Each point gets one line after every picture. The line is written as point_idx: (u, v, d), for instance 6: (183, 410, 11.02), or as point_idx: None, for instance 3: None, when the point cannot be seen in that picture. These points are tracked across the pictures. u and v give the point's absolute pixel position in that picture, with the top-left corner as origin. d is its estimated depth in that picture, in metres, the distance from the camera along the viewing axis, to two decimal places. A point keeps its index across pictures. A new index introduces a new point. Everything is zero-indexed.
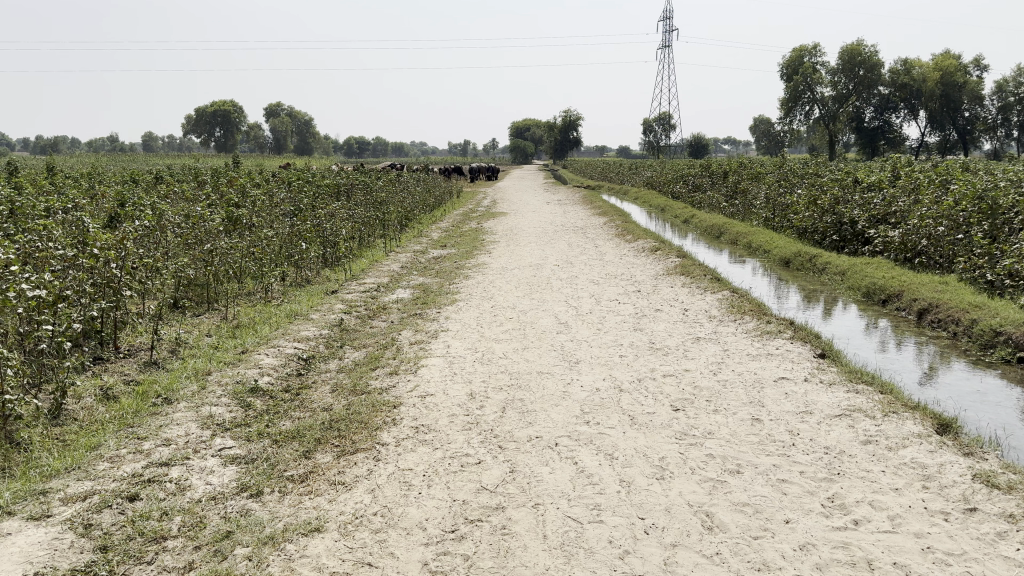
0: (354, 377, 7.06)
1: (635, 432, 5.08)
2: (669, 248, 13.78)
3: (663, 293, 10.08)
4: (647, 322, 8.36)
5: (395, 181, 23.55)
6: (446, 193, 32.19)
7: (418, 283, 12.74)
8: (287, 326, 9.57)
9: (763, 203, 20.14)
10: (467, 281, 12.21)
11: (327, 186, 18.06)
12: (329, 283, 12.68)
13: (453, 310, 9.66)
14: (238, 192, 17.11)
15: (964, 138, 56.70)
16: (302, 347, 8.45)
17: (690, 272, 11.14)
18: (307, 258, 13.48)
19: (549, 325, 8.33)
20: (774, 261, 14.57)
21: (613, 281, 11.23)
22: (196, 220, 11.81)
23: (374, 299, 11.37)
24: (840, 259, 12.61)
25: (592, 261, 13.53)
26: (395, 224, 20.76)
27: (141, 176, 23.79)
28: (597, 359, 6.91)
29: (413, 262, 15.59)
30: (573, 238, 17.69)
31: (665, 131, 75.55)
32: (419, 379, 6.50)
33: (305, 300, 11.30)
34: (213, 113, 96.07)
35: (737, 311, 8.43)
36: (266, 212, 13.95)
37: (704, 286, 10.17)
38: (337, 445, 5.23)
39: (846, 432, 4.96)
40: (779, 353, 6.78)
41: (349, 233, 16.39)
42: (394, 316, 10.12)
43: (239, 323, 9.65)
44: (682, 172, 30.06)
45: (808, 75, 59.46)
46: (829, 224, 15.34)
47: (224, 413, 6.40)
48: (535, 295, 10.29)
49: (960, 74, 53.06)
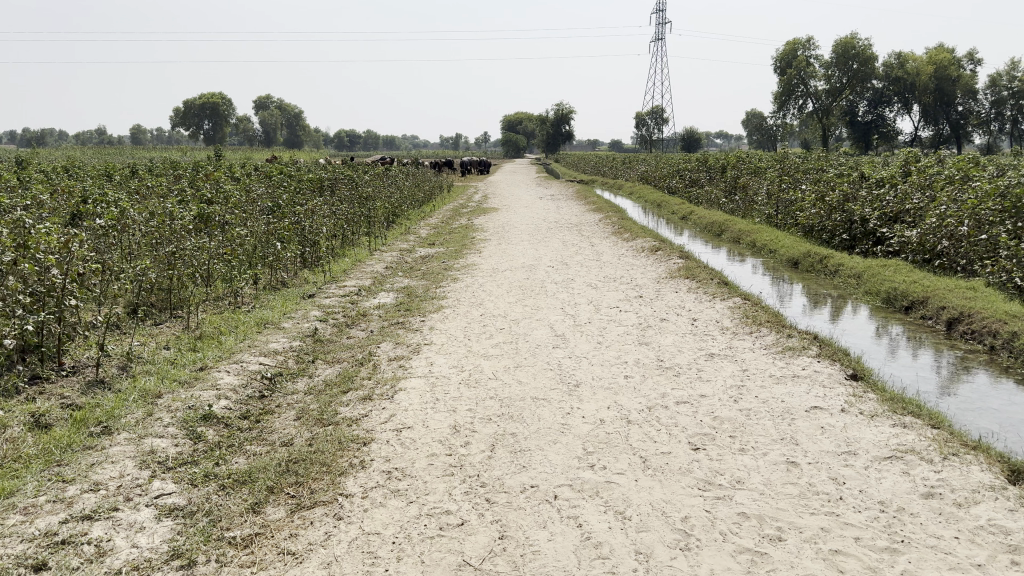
0: (322, 401, 6.20)
1: (649, 481, 4.25)
2: (671, 247, 12.95)
3: (667, 299, 9.25)
4: (653, 335, 7.52)
5: (382, 176, 22.65)
6: (436, 188, 31.31)
7: (402, 285, 11.88)
8: (255, 338, 8.68)
9: (765, 198, 19.32)
10: (454, 285, 11.35)
11: (309, 181, 17.13)
12: (307, 286, 11.81)
13: (438, 319, 8.80)
14: (214, 186, 16.19)
15: (958, 133, 56.15)
16: (268, 363, 7.58)
17: (696, 275, 10.31)
18: (284, 260, 12.60)
19: (544, 339, 7.50)
20: (780, 261, 13.76)
21: (613, 285, 10.39)
22: (160, 218, 10.91)
23: (354, 304, 10.50)
24: (853, 261, 11.80)
25: (590, 262, 12.69)
26: (381, 221, 19.88)
27: (117, 170, 22.75)
28: (598, 381, 6.07)
29: (399, 262, 14.70)
30: (567, 236, 16.85)
31: (659, 125, 75.12)
32: (396, 407, 5.64)
33: (279, 305, 10.42)
34: (202, 106, 94.61)
35: (752, 321, 7.60)
36: (241, 210, 13.04)
37: (712, 291, 9.34)
38: (292, 496, 4.37)
39: (901, 482, 4.15)
40: (806, 375, 5.96)
41: (331, 231, 15.49)
42: (375, 324, 9.25)
43: (201, 334, 8.77)
44: (678, 166, 29.27)
45: (802, 69, 58.78)
46: (837, 222, 14.55)
47: (169, 447, 5.54)
48: (528, 301, 9.45)
49: (955, 68, 52.51)
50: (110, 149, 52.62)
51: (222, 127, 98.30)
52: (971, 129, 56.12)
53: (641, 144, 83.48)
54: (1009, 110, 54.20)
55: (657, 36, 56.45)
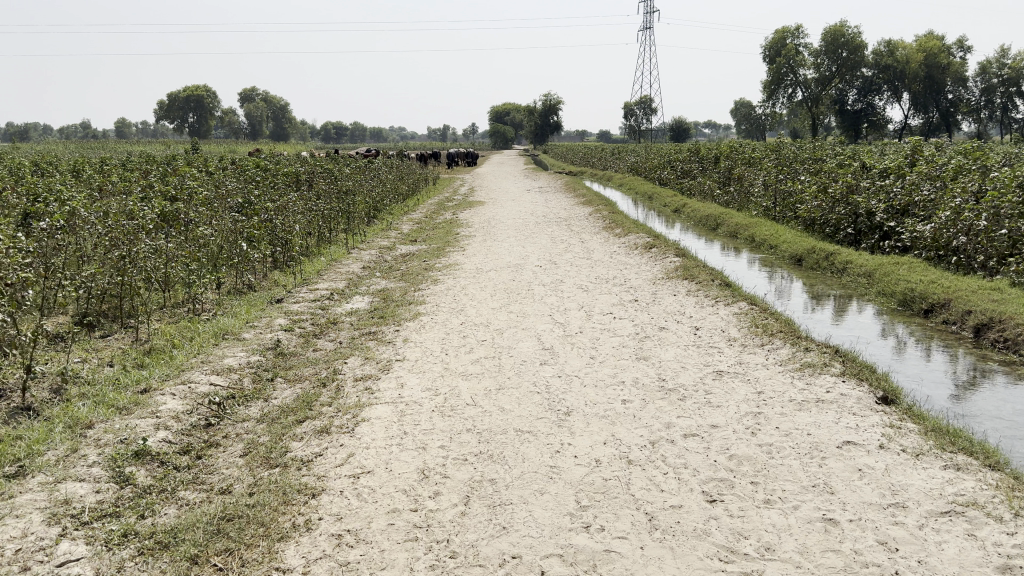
0: (274, 434, 5.37)
1: (658, 549, 3.44)
2: (666, 244, 12.14)
3: (666, 304, 8.46)
4: (652, 347, 6.73)
5: (364, 169, 21.77)
6: (421, 181, 30.41)
7: (379, 288, 11.05)
8: (210, 352, 7.81)
9: (761, 190, 18.56)
10: (434, 287, 10.51)
11: (283, 175, 16.20)
12: (276, 289, 10.96)
13: (414, 328, 7.97)
14: (182, 181, 15.27)
15: (948, 120, 55.66)
16: (219, 383, 6.72)
17: (695, 276, 9.53)
18: (252, 261, 11.72)
19: (530, 354, 6.68)
20: (782, 257, 12.98)
21: (605, 288, 9.57)
22: (112, 218, 10.05)
23: (324, 310, 9.64)
24: (862, 257, 11.03)
25: (580, 260, 11.88)
26: (362, 216, 19.00)
27: (85, 164, 21.68)
28: (592, 407, 5.26)
29: (378, 262, 13.83)
30: (556, 231, 16.04)
31: (647, 115, 74.31)
32: (356, 442, 4.82)
33: (242, 313, 9.55)
34: (185, 98, 92.92)
35: (763, 330, 6.83)
36: (205, 206, 12.14)
37: (715, 294, 8.55)
38: (219, 570, 3.54)
39: (969, 549, 3.37)
40: (832, 401, 5.18)
41: (306, 228, 14.59)
42: (345, 334, 8.40)
43: (151, 348, 7.90)
44: (669, 156, 28.50)
45: (790, 58, 58.06)
46: (839, 215, 13.81)
47: (89, 495, 4.63)
48: (514, 307, 8.64)
49: (944, 56, 52.01)
50: (89, 143, 51.34)
51: (206, 120, 96.66)
52: (960, 117, 55.66)
53: (629, 134, 82.69)
54: (998, 97, 53.72)
55: (646, 24, 55.63)
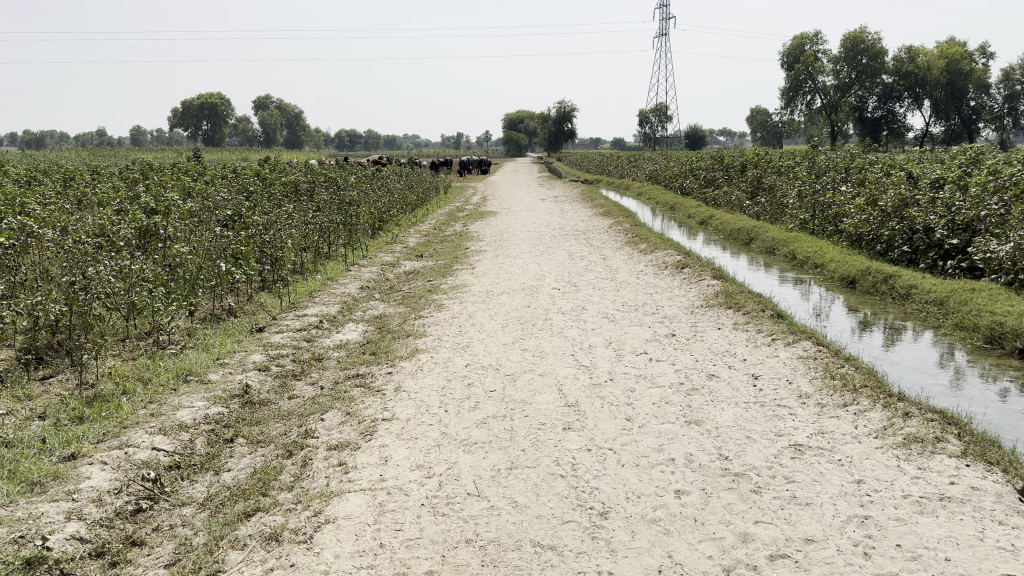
0: (213, 533, 4.04)
1: None
2: (700, 263, 10.77)
3: (711, 340, 7.10)
4: (704, 405, 5.37)
5: (371, 178, 20.58)
6: (431, 190, 29.11)
7: (376, 314, 9.76)
8: (165, 402, 6.50)
9: (796, 202, 17.14)
10: (438, 314, 9.20)
11: (280, 185, 14.98)
12: (259, 316, 9.70)
13: (410, 371, 6.65)
14: (168, 192, 14.07)
15: (970, 129, 54.01)
16: (163, 447, 5.41)
17: (741, 304, 8.18)
18: (234, 282, 10.47)
19: (550, 411, 5.33)
20: (829, 279, 11.58)
21: (636, 318, 8.22)
22: (73, 236, 8.86)
23: (310, 343, 8.34)
24: (928, 282, 9.63)
25: (603, 282, 10.54)
26: (367, 228, 17.74)
27: (79, 172, 20.54)
28: (637, 505, 3.89)
29: (378, 281, 12.53)
30: (574, 246, 14.70)
31: (661, 122, 72.95)
32: (315, 561, 3.50)
33: (214, 347, 8.28)
34: (199, 106, 92.31)
35: (842, 386, 5.46)
36: (187, 222, 10.90)
37: (769, 329, 7.18)
38: None
39: None
40: (963, 501, 3.82)
41: (302, 244, 13.33)
42: (329, 376, 7.10)
43: (96, 395, 6.60)
44: (690, 165, 27.18)
45: (809, 65, 56.46)
46: (889, 230, 12.39)
47: None
48: (531, 344, 7.30)
49: (967, 63, 50.34)
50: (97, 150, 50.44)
51: (219, 128, 96.01)
52: (983, 125, 53.80)
53: (645, 142, 81.18)
54: None
55: (662, 30, 54.36)
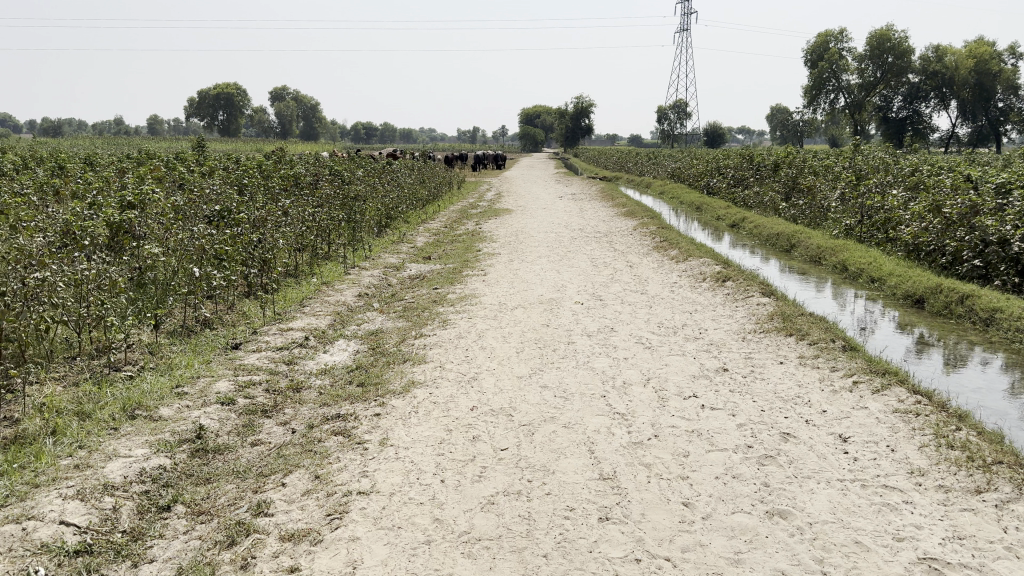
0: None
1: None
2: (745, 276, 9.42)
3: (777, 381, 5.77)
4: (786, 484, 4.04)
5: (381, 172, 19.33)
6: (444, 185, 27.80)
7: (372, 329, 8.48)
8: (100, 447, 5.23)
9: (839, 206, 15.73)
10: (444, 332, 7.89)
11: (279, 177, 13.72)
12: (237, 330, 8.43)
13: (404, 415, 5.35)
14: (155, 183, 12.85)
15: (997, 130, 51.86)
16: (73, 522, 4.12)
17: (804, 332, 6.83)
18: (214, 288, 9.22)
19: (580, 487, 4.01)
20: (890, 296, 10.18)
21: (679, 346, 6.88)
22: (23, 234, 7.63)
23: (291, 366, 7.06)
24: (1016, 305, 8.22)
25: (636, 296, 9.21)
26: (372, 226, 16.50)
27: (72, 159, 19.36)
28: None
29: (379, 287, 11.25)
30: (597, 250, 13.38)
31: (681, 119, 71.38)
32: None
33: (177, 370, 7.01)
34: (216, 95, 91.16)
35: (967, 465, 4.12)
36: (164, 217, 9.64)
37: (847, 370, 5.83)
38: None
39: None
40: None
41: (297, 244, 12.06)
42: (307, 414, 5.82)
43: (15, 437, 5.32)
44: (717, 162, 25.74)
45: (834, 62, 54.49)
46: (953, 242, 10.96)
47: None
48: (555, 378, 5.99)
49: (996, 63, 48.00)
50: (111, 138, 49.72)
51: (234, 118, 94.99)
52: (1010, 128, 51.64)
53: (663, 138, 79.59)
54: None
55: (683, 25, 52.68)
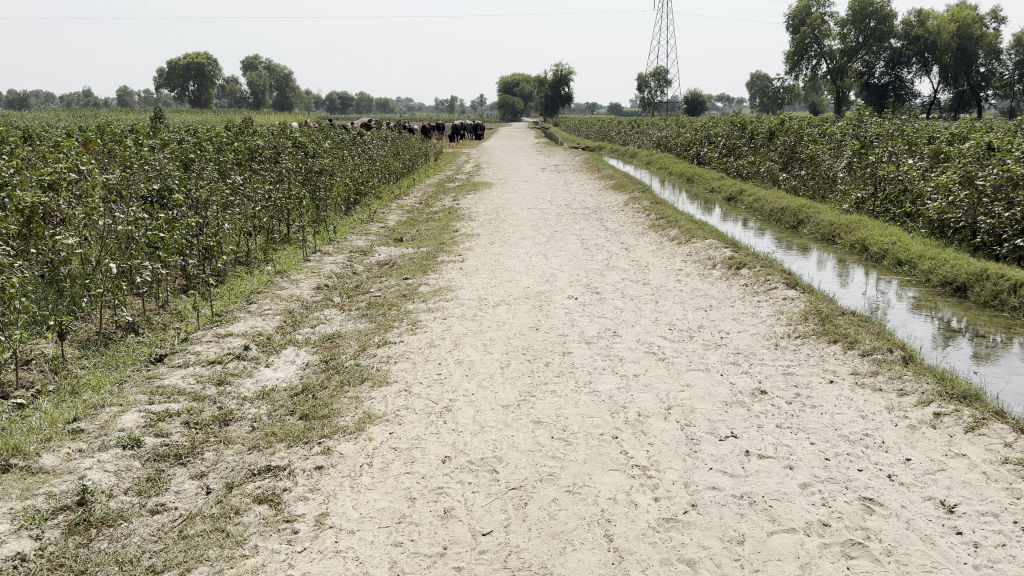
0: None
1: None
2: (762, 263, 8.16)
3: (834, 411, 4.51)
4: None
5: (350, 143, 17.83)
6: (419, 156, 26.27)
7: (329, 332, 7.14)
8: None
9: (846, 177, 14.50)
10: (413, 339, 6.57)
11: (231, 150, 12.18)
12: (166, 336, 7.06)
13: (353, 471, 4.03)
14: (85, 156, 11.29)
15: (979, 96, 50.75)
16: None
17: (852, 339, 5.59)
18: (141, 283, 7.80)
19: None
20: (924, 282, 8.98)
21: (700, 358, 5.61)
22: None
23: (223, 389, 5.72)
24: None
25: (639, 287, 7.91)
26: (339, 203, 15.05)
27: (9, 131, 17.49)
28: None
29: (342, 276, 9.89)
30: (587, 230, 12.08)
31: (662, 86, 69.80)
32: None
33: (82, 395, 5.63)
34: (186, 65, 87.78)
35: None
36: (83, 199, 8.16)
37: (921, 396, 4.58)
38: None
39: None
40: None
41: (247, 227, 10.64)
42: (232, 463, 4.49)
43: None
44: (706, 131, 24.39)
45: (817, 27, 52.97)
46: (988, 219, 9.75)
47: None
48: (552, 410, 4.69)
49: (979, 27, 46.59)
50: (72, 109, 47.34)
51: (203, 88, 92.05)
52: (992, 94, 50.53)
53: (644, 106, 77.96)
54: None
55: None
